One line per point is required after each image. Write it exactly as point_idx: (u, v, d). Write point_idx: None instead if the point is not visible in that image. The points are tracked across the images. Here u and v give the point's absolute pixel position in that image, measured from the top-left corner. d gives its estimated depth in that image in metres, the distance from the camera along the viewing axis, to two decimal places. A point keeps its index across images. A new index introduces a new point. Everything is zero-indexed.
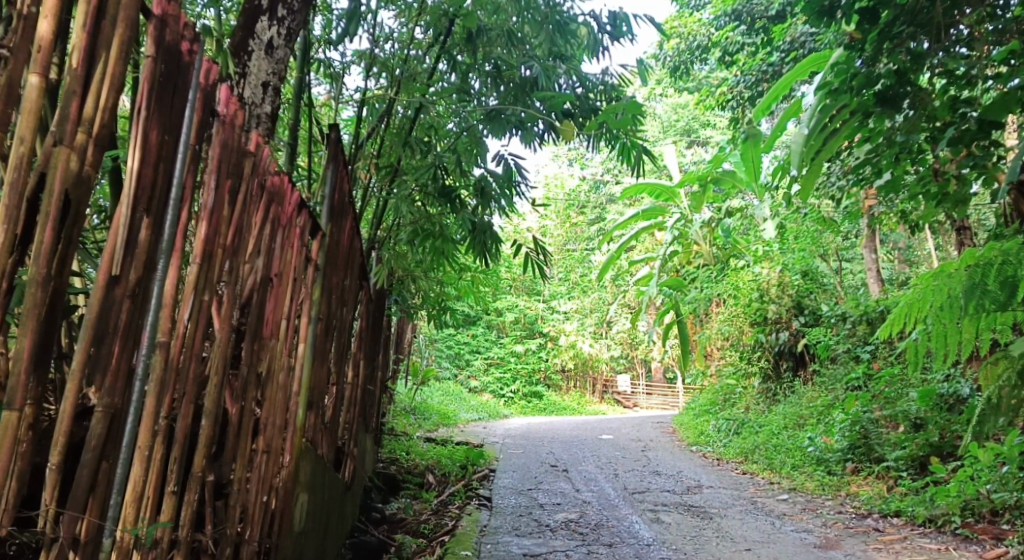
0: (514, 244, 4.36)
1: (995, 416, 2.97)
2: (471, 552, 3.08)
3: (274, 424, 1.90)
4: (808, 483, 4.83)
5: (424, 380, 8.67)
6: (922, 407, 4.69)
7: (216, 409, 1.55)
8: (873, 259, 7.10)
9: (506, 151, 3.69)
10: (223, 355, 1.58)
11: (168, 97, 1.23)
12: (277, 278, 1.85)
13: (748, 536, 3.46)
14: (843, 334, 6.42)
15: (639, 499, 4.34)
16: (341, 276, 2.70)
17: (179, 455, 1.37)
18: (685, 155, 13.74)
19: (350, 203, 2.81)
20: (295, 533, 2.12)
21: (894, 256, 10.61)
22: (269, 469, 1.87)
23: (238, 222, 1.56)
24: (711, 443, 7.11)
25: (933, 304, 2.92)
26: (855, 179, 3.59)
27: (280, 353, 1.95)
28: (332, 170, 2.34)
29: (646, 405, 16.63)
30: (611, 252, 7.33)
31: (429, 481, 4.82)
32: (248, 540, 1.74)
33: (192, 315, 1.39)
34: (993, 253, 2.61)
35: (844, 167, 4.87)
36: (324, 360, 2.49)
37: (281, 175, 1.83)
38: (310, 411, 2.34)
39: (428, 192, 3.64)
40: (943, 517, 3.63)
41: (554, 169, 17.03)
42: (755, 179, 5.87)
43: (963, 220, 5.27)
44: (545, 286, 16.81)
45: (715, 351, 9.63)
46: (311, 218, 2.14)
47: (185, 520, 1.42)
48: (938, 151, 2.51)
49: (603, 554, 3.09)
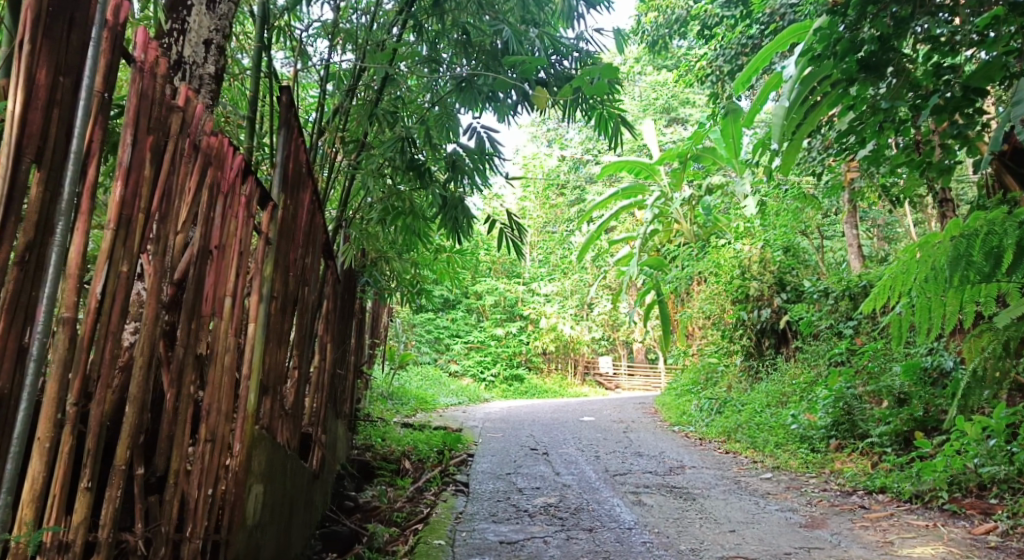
0: (490, 221, 4.12)
1: (980, 389, 2.88)
2: (444, 541, 2.94)
3: (219, 411, 1.73)
4: (792, 461, 4.75)
5: (402, 364, 8.52)
6: (906, 381, 4.62)
7: (146, 394, 1.39)
8: (854, 235, 7.05)
9: (478, 124, 3.42)
10: (153, 336, 1.41)
11: (60, 30, 1.08)
12: (218, 250, 1.67)
13: (732, 517, 3.36)
14: (826, 310, 6.34)
15: (620, 481, 4.24)
16: (298, 252, 2.52)
17: (95, 446, 1.23)
18: (664, 134, 13.63)
19: (308, 173, 2.63)
20: (249, 527, 1.96)
21: (874, 233, 10.60)
22: (214, 460, 1.71)
23: (165, 185, 1.39)
24: (693, 423, 7.02)
25: (917, 277, 2.80)
26: (840, 150, 3.46)
27: (227, 334, 1.77)
28: (285, 136, 2.16)
29: (629, 387, 16.62)
30: (590, 232, 7.18)
31: (405, 467, 4.68)
32: (190, 538, 1.58)
33: (108, 287, 1.22)
34: (979, 222, 2.48)
35: (826, 139, 4.75)
36: (282, 342, 2.32)
37: (219, 135, 1.64)
38: (264, 398, 2.18)
39: (398, 166, 3.40)
40: (930, 492, 3.55)
41: (532, 150, 16.84)
42: (735, 155, 5.75)
43: (946, 192, 5.17)
44: (525, 269, 16.70)
45: (696, 330, 9.56)
46: (259, 186, 1.95)
47: (106, 519, 1.28)
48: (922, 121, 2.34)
49: (582, 539, 2.97)
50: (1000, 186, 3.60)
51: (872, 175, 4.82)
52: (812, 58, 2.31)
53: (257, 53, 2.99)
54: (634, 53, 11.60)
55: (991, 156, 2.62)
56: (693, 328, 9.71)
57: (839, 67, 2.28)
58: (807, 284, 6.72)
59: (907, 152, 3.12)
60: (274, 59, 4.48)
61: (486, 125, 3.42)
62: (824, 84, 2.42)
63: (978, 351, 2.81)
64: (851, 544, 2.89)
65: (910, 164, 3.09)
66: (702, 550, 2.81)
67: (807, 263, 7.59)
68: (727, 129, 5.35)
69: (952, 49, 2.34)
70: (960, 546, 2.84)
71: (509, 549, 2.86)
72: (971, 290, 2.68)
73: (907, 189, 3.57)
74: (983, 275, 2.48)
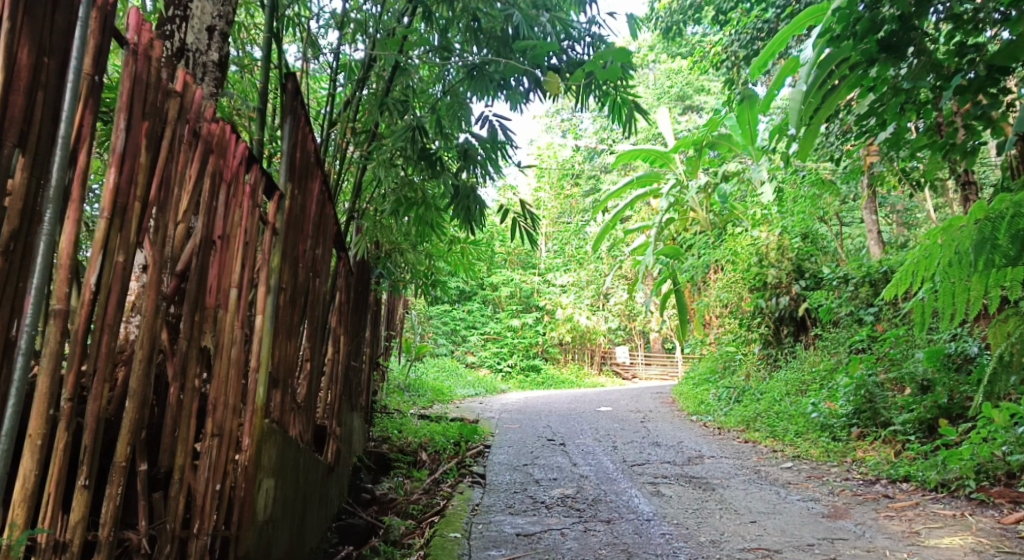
0: (503, 209, 4.03)
1: (1007, 374, 2.80)
2: (460, 534, 2.91)
3: (227, 405, 1.71)
4: (813, 450, 4.68)
5: (419, 356, 8.50)
6: (929, 368, 4.51)
7: (146, 388, 1.40)
8: (873, 220, 6.94)
9: (490, 112, 3.34)
10: (153, 329, 1.41)
11: (43, 10, 1.10)
12: (221, 240, 1.65)
13: (753, 508, 3.30)
14: (845, 296, 6.22)
15: (638, 472, 4.19)
16: (308, 243, 2.48)
17: (92, 441, 1.26)
18: (680, 123, 13.47)
19: (317, 162, 2.59)
20: (260, 523, 1.94)
21: (892, 219, 10.44)
22: (223, 454, 1.71)
23: (163, 171, 1.39)
24: (711, 412, 6.94)
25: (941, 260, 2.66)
26: (859, 132, 3.38)
27: (234, 324, 1.75)
28: (290, 124, 2.12)
29: (645, 376, 16.67)
30: (606, 221, 7.09)
31: (421, 459, 4.67)
32: (197, 534, 1.58)
33: (103, 279, 1.25)
34: (1005, 204, 2.35)
35: (844, 123, 4.64)
36: (292, 334, 2.29)
37: (220, 122, 1.62)
38: (274, 391, 2.15)
39: (410, 155, 3.34)
40: (956, 481, 3.46)
41: (546, 140, 16.76)
42: (751, 142, 5.65)
43: (969, 173, 5.03)
44: (541, 259, 16.64)
45: (713, 319, 9.47)
46: (264, 174, 1.92)
47: (107, 517, 1.31)
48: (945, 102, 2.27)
49: (600, 531, 2.92)
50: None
51: (893, 160, 4.71)
52: (830, 39, 2.22)
53: (265, 43, 2.93)
54: (648, 41, 11.48)
55: (1015, 137, 2.52)
56: (710, 317, 9.61)
57: (857, 49, 2.20)
58: (826, 270, 6.61)
59: (928, 135, 3.06)
60: (287, 51, 4.46)
61: (498, 114, 3.35)
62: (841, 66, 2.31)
63: (1005, 336, 2.71)
64: (876, 535, 2.82)
65: (931, 146, 3.00)
66: (723, 542, 2.75)
67: (825, 249, 7.42)
68: (742, 115, 5.25)
69: (976, 26, 2.26)
70: (990, 536, 2.76)
71: (525, 541, 2.82)
72: (997, 274, 2.59)
73: (927, 171, 3.49)
74: (1009, 260, 2.34)
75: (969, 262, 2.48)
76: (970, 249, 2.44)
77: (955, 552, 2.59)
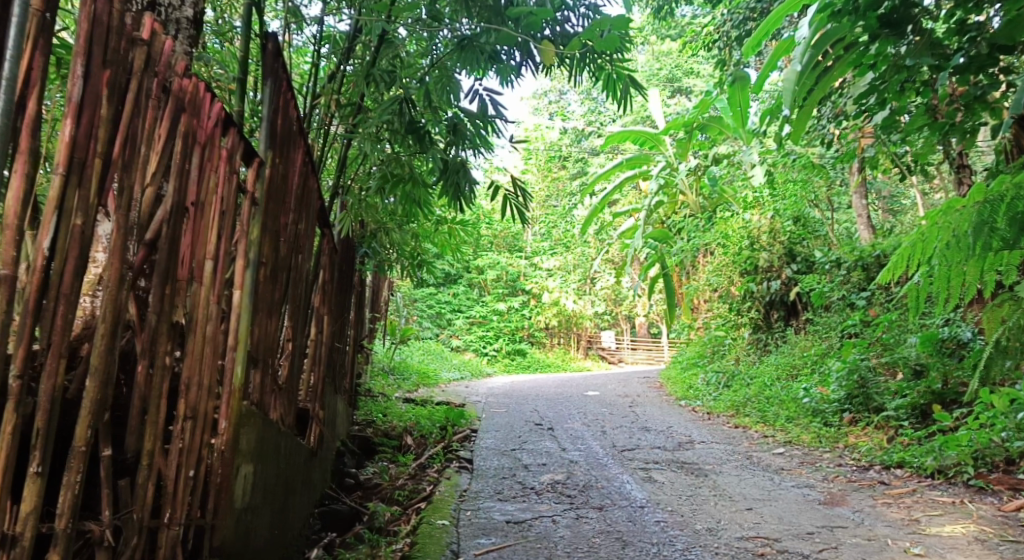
0: (493, 185, 3.87)
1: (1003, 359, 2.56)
2: (449, 521, 2.80)
3: (201, 385, 1.59)
4: (804, 435, 4.62)
5: (403, 338, 8.36)
6: (922, 353, 4.47)
7: (109, 366, 1.27)
8: (863, 205, 6.89)
9: (480, 86, 3.25)
10: (119, 300, 1.28)
11: None
12: (195, 207, 1.52)
13: (747, 494, 3.23)
14: (837, 281, 6.17)
15: (629, 457, 4.11)
16: (290, 215, 2.35)
17: (45, 426, 1.14)
18: (669, 106, 13.28)
19: (300, 131, 2.45)
20: (238, 511, 1.82)
21: (880, 204, 10.43)
22: (197, 438, 1.58)
23: (127, 128, 1.26)
24: (700, 396, 6.89)
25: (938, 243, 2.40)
26: (860, 110, 3.27)
27: (210, 298, 1.61)
28: (271, 88, 1.98)
29: (631, 360, 16.68)
30: (594, 204, 6.96)
31: (407, 443, 4.56)
32: (168, 525, 1.46)
33: (58, 243, 1.13)
34: (1005, 185, 2.14)
35: (838, 106, 4.54)
36: (273, 311, 2.16)
37: (194, 78, 1.48)
38: (253, 372, 2.02)
39: (397, 129, 3.17)
40: (954, 468, 3.39)
41: (534, 122, 16.58)
42: (743, 124, 5.51)
43: (963, 157, 4.93)
44: (528, 243, 16.53)
45: (702, 304, 9.42)
46: (243, 139, 1.78)
47: (64, 508, 1.18)
48: (949, 81, 2.17)
49: (592, 519, 2.84)
50: (1018, 149, 3.39)
51: (887, 143, 4.61)
52: (831, 14, 2.09)
53: (244, 11, 2.75)
54: (638, 22, 11.28)
55: (1013, 119, 2.42)
56: (698, 302, 9.56)
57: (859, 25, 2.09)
58: (818, 255, 6.55)
59: (925, 115, 2.95)
60: (269, 22, 4.28)
61: (488, 87, 3.26)
62: (837, 47, 2.26)
63: (999, 321, 2.48)
64: (875, 523, 2.75)
65: (929, 127, 2.94)
66: (720, 530, 2.67)
67: (817, 233, 7.37)
68: (735, 96, 5.14)
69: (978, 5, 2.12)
70: (992, 524, 2.69)
71: (516, 529, 2.72)
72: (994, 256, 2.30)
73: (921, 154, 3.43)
74: (1007, 244, 2.18)
75: (965, 246, 2.24)
76: (967, 231, 2.22)
77: (958, 540, 2.52)
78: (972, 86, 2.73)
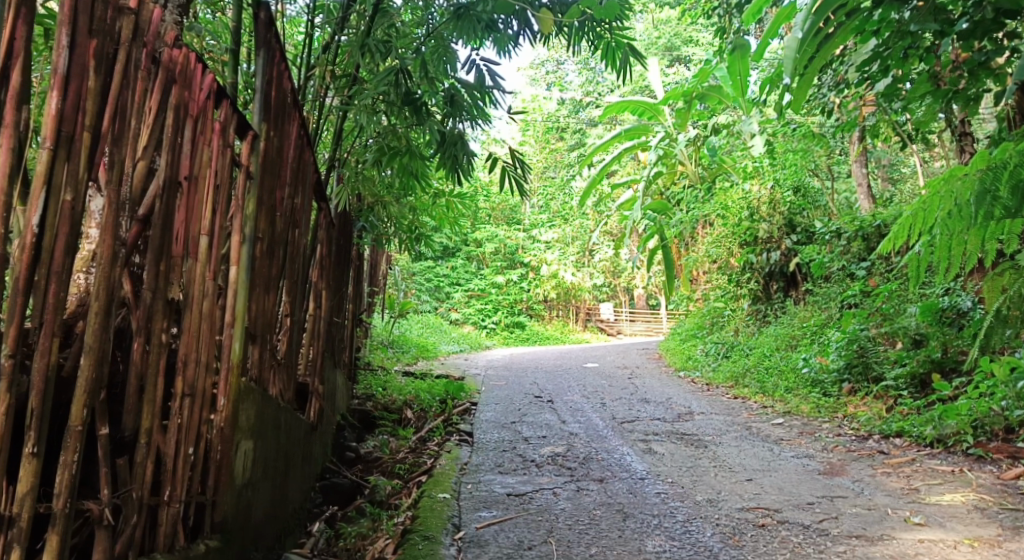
0: (491, 156, 3.82)
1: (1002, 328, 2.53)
2: (450, 494, 2.80)
3: (199, 362, 1.56)
4: (803, 405, 4.64)
5: (402, 312, 8.35)
6: (922, 322, 4.46)
7: (104, 344, 1.24)
8: (863, 174, 6.85)
9: (478, 56, 3.12)
10: (112, 277, 1.25)
11: None
12: (188, 181, 1.48)
13: (747, 464, 3.24)
14: (838, 251, 6.15)
15: (629, 429, 4.12)
16: (286, 189, 2.31)
17: (39, 406, 1.11)
18: (667, 76, 13.12)
19: (295, 103, 2.40)
20: (238, 487, 1.81)
21: (880, 173, 10.38)
22: (196, 415, 1.56)
23: (117, 100, 1.22)
24: (699, 367, 6.92)
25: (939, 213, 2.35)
26: (862, 77, 3.22)
27: (205, 274, 1.58)
28: (264, 58, 1.93)
29: (630, 332, 16.73)
30: (592, 176, 6.90)
31: (407, 417, 4.57)
32: (167, 502, 1.45)
33: (48, 219, 1.10)
34: (1008, 152, 2.10)
35: (839, 74, 4.48)
36: (270, 287, 2.13)
37: (184, 48, 1.44)
38: (251, 348, 2.00)
39: (393, 100, 3.11)
40: (953, 436, 3.40)
41: (531, 93, 16.41)
42: (742, 93, 5.44)
43: (966, 124, 4.87)
44: (526, 215, 16.46)
45: (701, 275, 9.41)
46: (237, 112, 1.74)
47: (61, 488, 1.17)
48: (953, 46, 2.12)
49: (593, 491, 2.84)
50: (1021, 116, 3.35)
51: (889, 110, 4.55)
52: None
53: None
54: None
55: (1015, 86, 2.38)
56: (698, 273, 9.54)
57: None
58: (818, 225, 6.52)
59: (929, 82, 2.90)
60: None
61: (485, 58, 3.13)
62: (840, 13, 2.21)
63: (1000, 290, 2.44)
64: (875, 493, 2.76)
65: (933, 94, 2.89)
66: (720, 501, 2.68)
67: (817, 202, 7.32)
68: (734, 65, 5.06)
69: None
70: (992, 492, 2.70)
71: (517, 502, 2.73)
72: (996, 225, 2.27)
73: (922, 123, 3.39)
74: (1007, 215, 2.12)
75: (967, 215, 2.21)
76: (970, 198, 2.18)
77: (958, 509, 2.53)
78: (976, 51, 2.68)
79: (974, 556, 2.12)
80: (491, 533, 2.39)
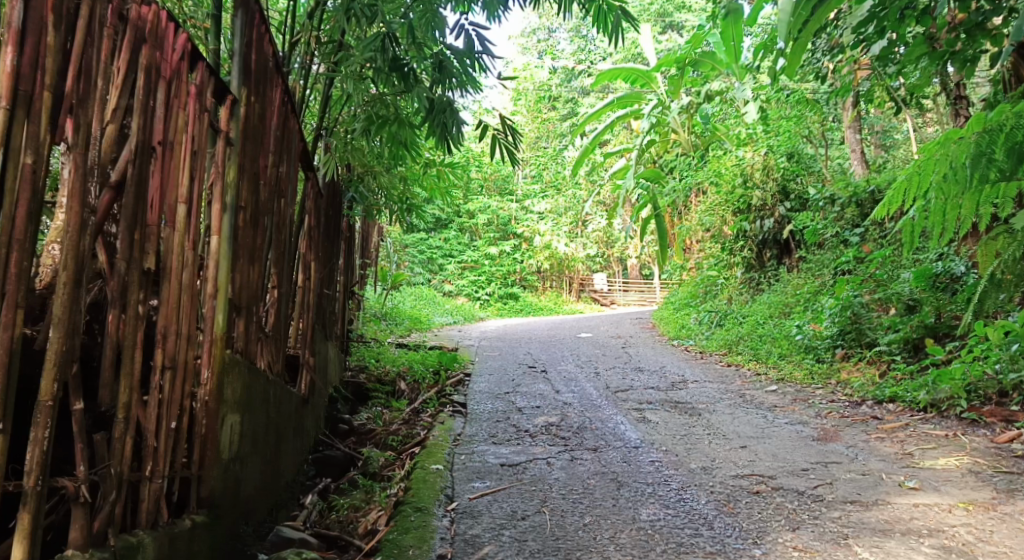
0: (480, 124, 3.72)
1: (996, 292, 2.49)
2: (443, 465, 2.78)
3: (180, 334, 1.52)
4: (796, 372, 4.64)
5: (394, 285, 8.28)
6: (916, 288, 4.46)
7: (74, 316, 1.19)
8: (857, 140, 6.80)
9: (466, 20, 3.04)
10: (81, 247, 1.20)
11: None
12: (162, 146, 1.42)
13: (741, 432, 3.23)
14: (831, 218, 6.11)
15: (622, 398, 4.10)
16: (270, 157, 2.24)
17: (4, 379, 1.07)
18: (660, 43, 12.97)
19: (278, 67, 2.32)
20: (225, 461, 1.78)
21: (872, 139, 10.33)
22: (178, 388, 1.52)
23: (80, 59, 1.16)
24: (692, 336, 6.91)
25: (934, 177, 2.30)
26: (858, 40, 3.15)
27: (184, 243, 1.53)
28: (242, 20, 1.85)
29: (623, 302, 16.76)
30: (584, 145, 6.82)
31: (400, 388, 4.55)
32: (150, 478, 1.42)
33: (7, 183, 1.05)
34: (1006, 114, 2.05)
35: (833, 39, 4.39)
36: (256, 258, 2.08)
37: (155, 6, 1.37)
38: (236, 320, 1.95)
39: (380, 67, 3.02)
40: (947, 401, 3.41)
41: (522, 61, 16.20)
42: (736, 60, 5.34)
43: (961, 87, 4.81)
44: (518, 186, 16.34)
45: (694, 244, 9.37)
46: (215, 75, 1.67)
47: (32, 465, 1.12)
48: None
49: (587, 460, 2.83)
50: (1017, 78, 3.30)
51: (884, 75, 4.49)
52: None
53: None
54: None
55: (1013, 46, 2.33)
56: (691, 242, 9.51)
57: None
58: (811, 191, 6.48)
59: (925, 45, 2.85)
60: None
61: (474, 21, 3.04)
62: None
63: (994, 255, 2.40)
64: (869, 458, 2.76)
65: (929, 57, 2.84)
66: (714, 468, 2.67)
67: (811, 168, 7.26)
68: (727, 30, 4.97)
69: None
70: (986, 456, 2.70)
71: (511, 472, 2.72)
72: (991, 189, 2.21)
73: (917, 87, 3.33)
74: (1003, 175, 2.10)
75: (962, 178, 2.16)
76: (964, 161, 2.13)
77: (952, 473, 2.53)
78: (974, 11, 2.62)
79: (969, 519, 2.11)
80: (484, 503, 2.37)
